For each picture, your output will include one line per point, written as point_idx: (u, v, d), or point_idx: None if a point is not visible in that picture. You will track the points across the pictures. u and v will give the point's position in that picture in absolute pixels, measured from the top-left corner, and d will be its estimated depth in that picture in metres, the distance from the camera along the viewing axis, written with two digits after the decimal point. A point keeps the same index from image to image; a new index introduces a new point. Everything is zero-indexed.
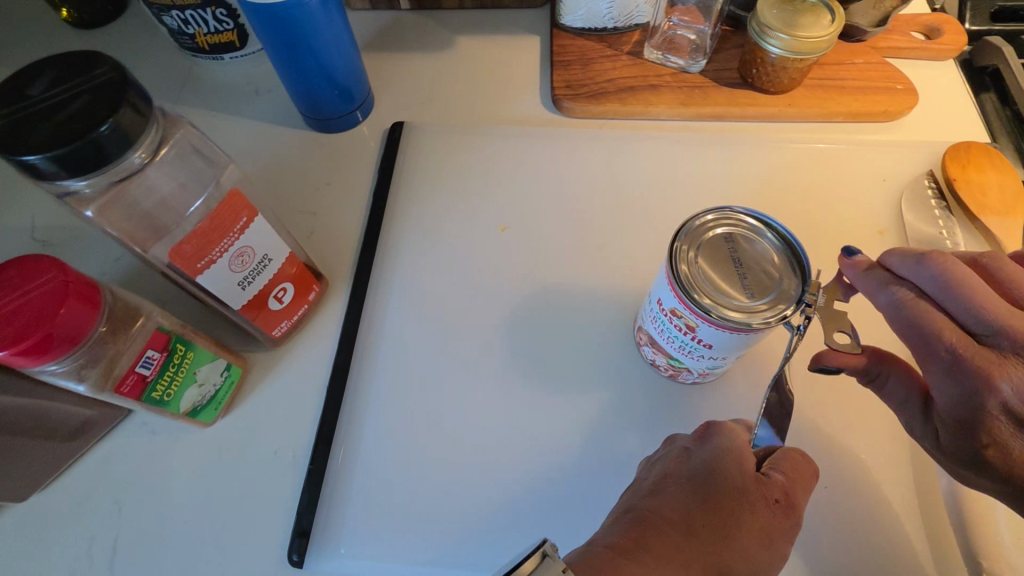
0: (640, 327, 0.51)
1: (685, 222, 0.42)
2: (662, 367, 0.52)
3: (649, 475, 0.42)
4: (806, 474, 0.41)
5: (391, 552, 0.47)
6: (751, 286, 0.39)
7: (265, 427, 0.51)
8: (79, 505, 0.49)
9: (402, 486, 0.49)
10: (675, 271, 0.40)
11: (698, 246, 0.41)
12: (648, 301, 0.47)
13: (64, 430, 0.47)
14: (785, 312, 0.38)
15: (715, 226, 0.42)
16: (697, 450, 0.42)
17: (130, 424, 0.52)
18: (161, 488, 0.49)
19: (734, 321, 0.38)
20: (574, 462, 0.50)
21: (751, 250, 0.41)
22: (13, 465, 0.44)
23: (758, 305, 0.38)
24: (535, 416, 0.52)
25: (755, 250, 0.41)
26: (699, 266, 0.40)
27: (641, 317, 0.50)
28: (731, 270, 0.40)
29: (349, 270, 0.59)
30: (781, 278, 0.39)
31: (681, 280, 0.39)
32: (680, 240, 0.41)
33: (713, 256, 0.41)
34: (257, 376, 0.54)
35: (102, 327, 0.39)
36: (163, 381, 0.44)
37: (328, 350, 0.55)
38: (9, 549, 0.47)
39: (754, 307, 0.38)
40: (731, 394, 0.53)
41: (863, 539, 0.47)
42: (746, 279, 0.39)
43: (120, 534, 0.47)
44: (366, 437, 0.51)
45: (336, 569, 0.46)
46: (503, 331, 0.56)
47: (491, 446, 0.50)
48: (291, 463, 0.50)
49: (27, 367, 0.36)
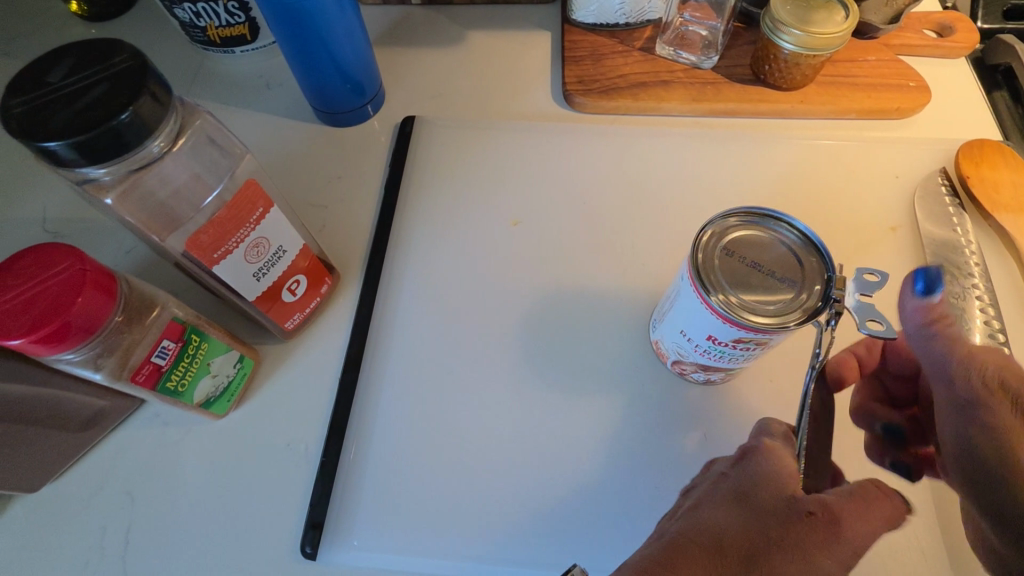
0: (680, 361, 0.50)
1: (692, 264, 0.40)
2: (719, 379, 0.51)
3: (685, 502, 0.42)
4: (862, 491, 0.40)
5: (404, 545, 0.47)
6: (779, 280, 0.40)
7: (277, 419, 0.51)
8: (91, 496, 0.49)
9: (414, 480, 0.49)
10: (734, 317, 0.39)
11: (719, 274, 0.40)
12: (677, 331, 0.46)
13: (77, 420, 0.46)
14: (827, 274, 0.40)
15: (712, 247, 0.41)
16: (730, 474, 0.41)
17: (142, 416, 0.52)
18: (173, 481, 0.49)
19: (810, 317, 0.38)
20: (587, 457, 0.50)
21: (750, 248, 0.42)
22: (25, 456, 0.44)
23: (802, 290, 0.39)
24: (547, 410, 0.52)
25: (752, 245, 0.42)
26: (740, 294, 0.39)
27: (677, 351, 0.49)
28: (760, 278, 0.40)
29: (360, 263, 0.59)
30: (801, 259, 0.41)
31: (747, 320, 0.38)
32: (709, 287, 0.39)
33: (737, 277, 0.40)
34: (268, 369, 0.54)
35: (118, 316, 0.39)
36: (177, 372, 0.44)
37: (339, 343, 0.55)
38: (20, 539, 0.47)
39: (803, 297, 0.39)
40: (743, 390, 0.53)
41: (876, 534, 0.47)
42: (776, 274, 0.40)
43: (131, 524, 0.47)
44: (378, 430, 0.51)
45: (348, 561, 0.46)
46: (515, 326, 0.56)
47: (504, 440, 0.50)
48: (303, 456, 0.50)
49: (45, 355, 0.36)
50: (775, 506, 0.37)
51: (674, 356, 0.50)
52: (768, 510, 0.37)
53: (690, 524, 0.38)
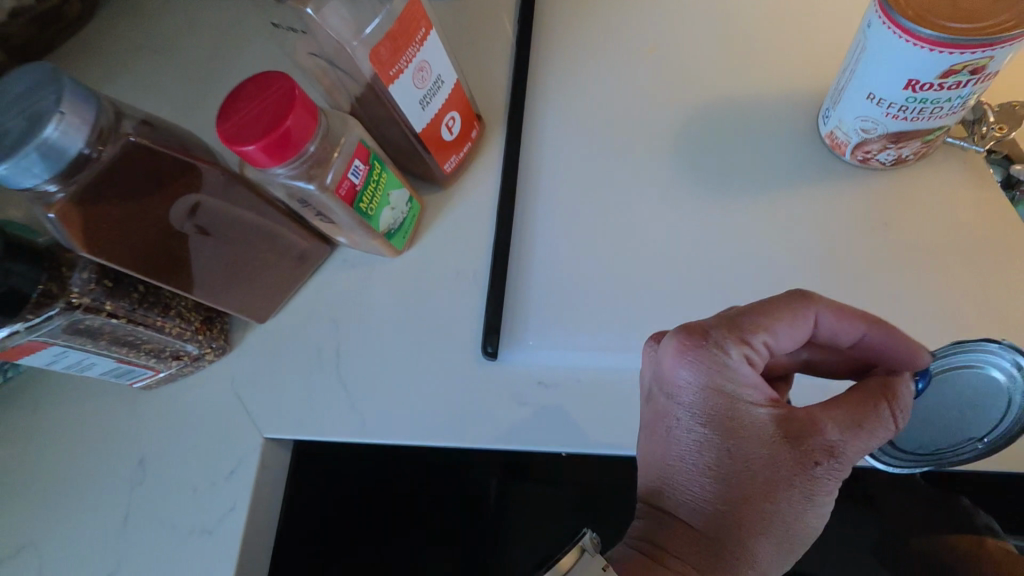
0: (862, 144, 0.44)
1: (851, 126, 0.44)
2: (909, 157, 0.45)
3: (658, 428, 0.41)
4: (817, 442, 0.37)
5: (577, 344, 0.49)
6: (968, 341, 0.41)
7: (445, 253, 0.56)
8: (304, 324, 0.57)
9: (582, 288, 0.50)
10: (897, 99, 0.39)
11: (859, 106, 0.42)
12: (858, 92, 0.41)
13: (290, 254, 0.55)
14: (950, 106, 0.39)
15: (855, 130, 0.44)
16: (670, 404, 0.40)
17: (335, 259, 0.59)
18: (366, 309, 0.56)
19: (936, 93, 0.38)
20: (757, 257, 0.47)
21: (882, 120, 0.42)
22: (254, 281, 0.53)
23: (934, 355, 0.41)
24: (707, 220, 0.49)
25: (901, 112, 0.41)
26: (881, 106, 0.40)
27: (861, 129, 0.43)
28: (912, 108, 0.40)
29: (502, 109, 0.60)
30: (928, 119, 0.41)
31: (908, 98, 0.39)
32: (873, 115, 0.41)
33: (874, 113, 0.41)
34: (433, 213, 0.58)
35: (321, 138, 0.44)
36: (367, 193, 0.49)
37: (494, 185, 0.57)
38: (259, 359, 0.57)
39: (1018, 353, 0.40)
40: (937, 178, 0.47)
41: None
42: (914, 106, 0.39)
43: (340, 342, 0.56)
44: (539, 248, 0.52)
45: (528, 358, 0.49)
46: (662, 140, 0.53)
47: (665, 249, 0.49)
48: (473, 280, 0.54)
49: (269, 166, 0.42)
50: (686, 456, 0.39)
51: (855, 140, 0.45)
52: (690, 441, 0.39)
53: (643, 521, 0.41)
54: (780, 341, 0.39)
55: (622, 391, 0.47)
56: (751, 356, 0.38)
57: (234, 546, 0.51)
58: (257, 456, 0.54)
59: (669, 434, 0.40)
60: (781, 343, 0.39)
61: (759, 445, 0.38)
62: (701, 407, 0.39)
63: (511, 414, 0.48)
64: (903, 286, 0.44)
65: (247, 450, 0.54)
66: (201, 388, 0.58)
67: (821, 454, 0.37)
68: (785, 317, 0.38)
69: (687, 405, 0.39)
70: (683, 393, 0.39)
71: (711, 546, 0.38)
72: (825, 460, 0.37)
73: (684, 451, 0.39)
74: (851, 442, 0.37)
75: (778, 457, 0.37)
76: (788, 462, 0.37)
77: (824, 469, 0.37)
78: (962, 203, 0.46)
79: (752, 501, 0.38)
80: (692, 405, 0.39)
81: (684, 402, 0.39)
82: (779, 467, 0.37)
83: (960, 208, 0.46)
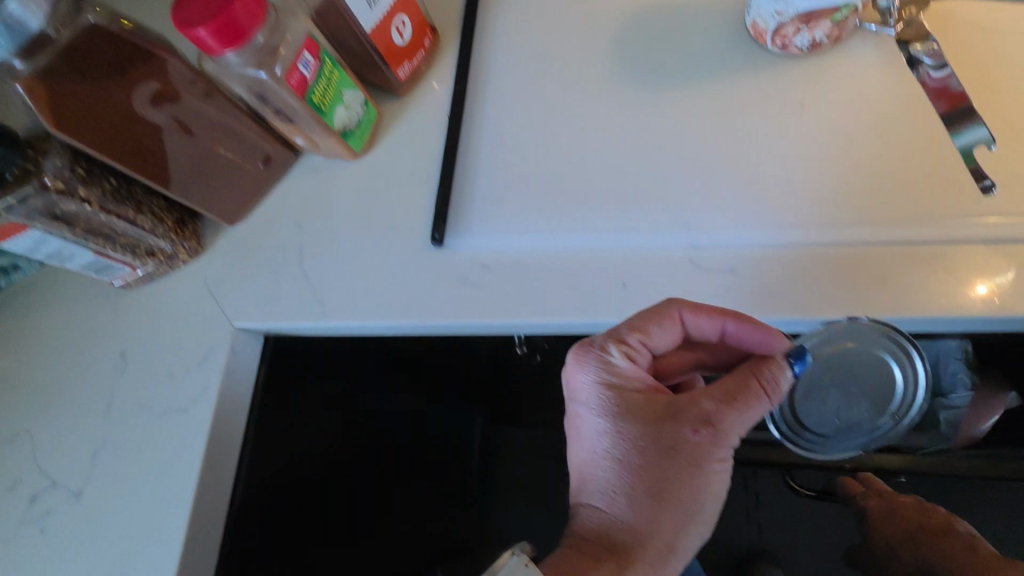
0: (779, 29, 0.48)
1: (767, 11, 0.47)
2: (823, 43, 0.49)
3: (574, 428, 0.47)
4: (694, 416, 0.43)
5: (517, 228, 0.52)
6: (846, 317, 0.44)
7: (400, 155, 0.59)
8: (270, 225, 0.61)
9: (523, 178, 0.53)
10: None
11: None
12: None
13: (254, 157, 0.58)
14: None
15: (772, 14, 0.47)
16: (577, 404, 0.46)
17: (300, 165, 0.62)
18: (326, 209, 0.60)
19: None
20: (684, 144, 0.50)
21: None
22: (219, 178, 0.57)
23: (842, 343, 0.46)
24: (639, 112, 0.52)
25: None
26: None
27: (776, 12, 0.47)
28: None
29: (456, 20, 0.62)
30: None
31: None
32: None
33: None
34: (389, 119, 0.61)
35: (269, 27, 0.47)
36: (320, 88, 0.51)
37: (446, 91, 0.61)
38: (229, 258, 0.61)
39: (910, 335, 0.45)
40: (853, 65, 0.49)
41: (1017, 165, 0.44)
42: None
43: (303, 240, 0.59)
44: (485, 145, 0.56)
45: (471, 243, 0.53)
46: (603, 40, 0.56)
47: (600, 139, 0.52)
48: (425, 179, 0.57)
49: (220, 50, 0.45)
50: (594, 445, 0.45)
51: (773, 26, 0.48)
52: (594, 434, 0.45)
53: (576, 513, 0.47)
54: (657, 339, 0.44)
55: (557, 266, 0.50)
56: (630, 352, 0.44)
57: (206, 421, 0.56)
58: (227, 343, 0.58)
59: (582, 431, 0.46)
60: (657, 342, 0.45)
61: (648, 425, 0.44)
62: (597, 400, 0.45)
63: (455, 294, 0.52)
64: (817, 161, 0.47)
65: (218, 338, 0.59)
66: (175, 287, 0.62)
67: (699, 424, 0.42)
68: (653, 314, 0.44)
69: (588, 402, 0.45)
70: (582, 391, 0.46)
71: (628, 525, 0.43)
72: (703, 431, 0.42)
73: (592, 443, 0.45)
74: (723, 411, 0.42)
75: (664, 433, 0.43)
76: (673, 437, 0.43)
77: (702, 436, 0.42)
78: (875, 87, 0.48)
79: (651, 476, 0.43)
80: (590, 400, 0.45)
81: (585, 399, 0.46)
82: (667, 444, 0.43)
83: (873, 91, 0.48)
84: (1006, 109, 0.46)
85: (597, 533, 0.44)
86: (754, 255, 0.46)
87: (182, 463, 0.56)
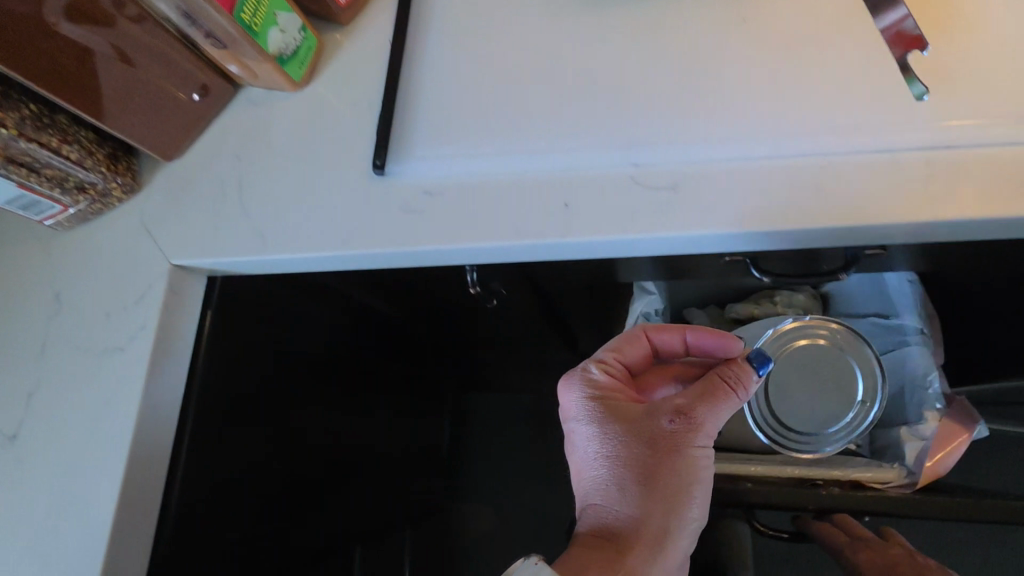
0: None
1: None
2: None
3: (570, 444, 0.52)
4: (667, 409, 0.48)
5: (460, 153, 0.51)
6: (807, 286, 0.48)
7: (342, 86, 0.57)
8: (209, 161, 0.59)
9: (465, 104, 0.52)
10: None
11: None
12: None
13: (188, 86, 0.56)
14: None
15: None
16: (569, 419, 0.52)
17: (240, 99, 0.60)
18: (266, 142, 0.58)
19: None
20: (627, 68, 0.50)
21: None
22: (151, 108, 0.55)
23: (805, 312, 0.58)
24: (582, 38, 0.52)
25: None
26: None
27: None
28: None
29: None
30: None
31: None
32: None
33: None
34: (331, 51, 0.59)
35: None
36: (250, 6, 0.49)
37: (389, 21, 0.59)
38: (167, 196, 0.59)
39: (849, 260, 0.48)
40: None
41: (952, 75, 0.44)
42: None
43: (243, 174, 0.57)
44: (427, 73, 0.54)
45: (413, 170, 0.52)
46: None
47: (543, 64, 0.52)
48: (367, 107, 0.56)
49: None
50: (587, 449, 0.50)
51: None
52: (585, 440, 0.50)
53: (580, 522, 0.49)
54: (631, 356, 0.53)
55: (500, 190, 0.49)
56: (608, 367, 0.52)
57: (145, 356, 0.54)
58: (165, 279, 0.56)
59: (576, 441, 0.51)
60: (629, 357, 0.53)
61: (629, 423, 0.48)
62: (583, 409, 0.50)
63: (397, 221, 0.51)
64: (757, 80, 0.47)
65: (156, 276, 0.57)
66: (112, 227, 0.60)
67: (674, 417, 0.47)
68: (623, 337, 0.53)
69: (577, 412, 0.51)
70: (570, 406, 0.51)
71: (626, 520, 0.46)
72: (679, 422, 0.47)
73: (585, 450, 0.50)
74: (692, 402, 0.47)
75: (646, 428, 0.47)
76: (653, 431, 0.47)
77: (677, 425, 0.47)
78: (813, 8, 0.49)
79: (639, 470, 0.47)
80: (577, 410, 0.51)
81: (574, 410, 0.51)
82: (650, 439, 0.47)
83: (811, 13, 0.48)
84: (936, 25, 0.47)
85: (598, 532, 0.47)
86: (695, 170, 0.45)
87: (120, 403, 0.54)
